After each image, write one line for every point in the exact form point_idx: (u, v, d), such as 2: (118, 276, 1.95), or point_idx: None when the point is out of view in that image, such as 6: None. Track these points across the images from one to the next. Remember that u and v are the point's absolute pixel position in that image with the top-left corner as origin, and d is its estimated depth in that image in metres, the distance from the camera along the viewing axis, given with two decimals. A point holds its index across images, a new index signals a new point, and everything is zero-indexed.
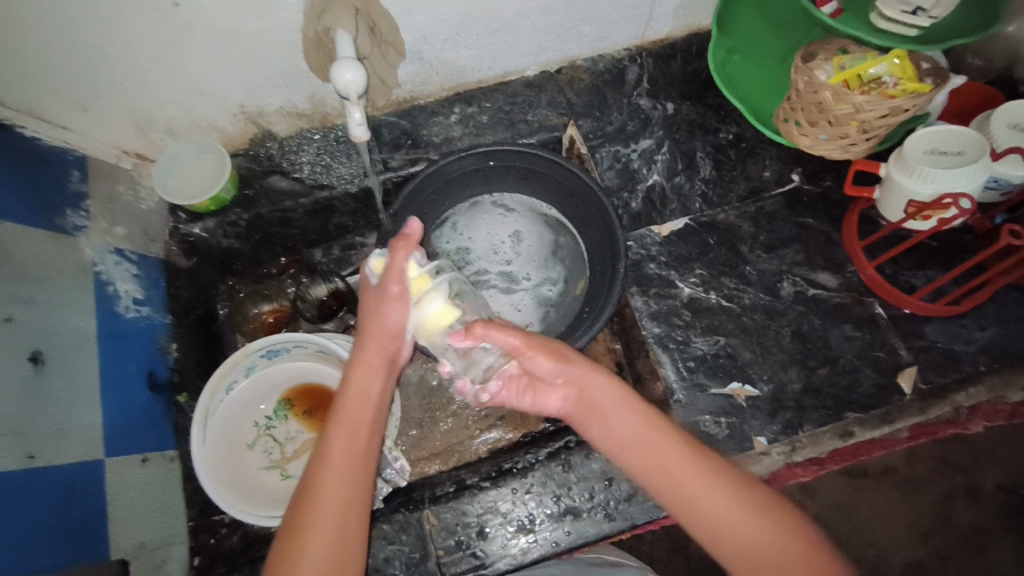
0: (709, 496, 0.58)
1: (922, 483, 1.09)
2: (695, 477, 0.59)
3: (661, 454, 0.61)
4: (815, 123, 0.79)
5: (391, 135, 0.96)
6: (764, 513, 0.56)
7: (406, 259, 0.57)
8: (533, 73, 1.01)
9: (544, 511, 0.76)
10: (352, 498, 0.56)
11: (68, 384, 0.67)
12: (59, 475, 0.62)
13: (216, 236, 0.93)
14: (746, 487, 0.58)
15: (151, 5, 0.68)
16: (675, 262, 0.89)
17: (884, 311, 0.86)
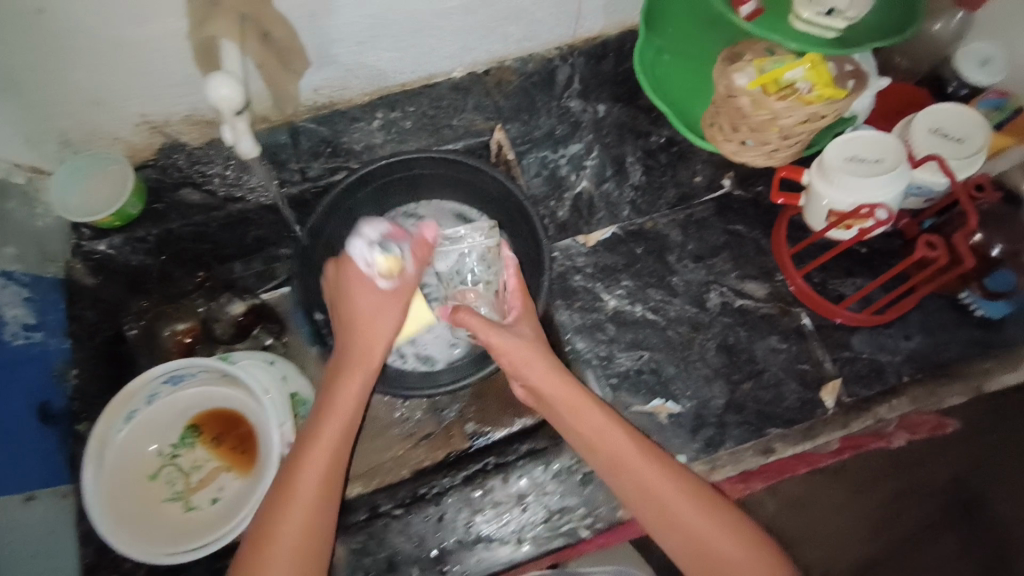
0: (664, 495, 0.64)
1: None
2: (651, 474, 0.65)
3: (624, 457, 0.67)
4: (738, 129, 0.76)
5: (310, 143, 0.92)
6: (712, 510, 0.63)
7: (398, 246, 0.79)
8: (459, 74, 0.95)
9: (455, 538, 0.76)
10: (329, 478, 0.67)
11: None
12: None
13: (125, 252, 0.89)
14: (695, 485, 0.65)
15: (12, 14, 0.63)
16: (600, 274, 0.87)
17: (811, 322, 0.84)
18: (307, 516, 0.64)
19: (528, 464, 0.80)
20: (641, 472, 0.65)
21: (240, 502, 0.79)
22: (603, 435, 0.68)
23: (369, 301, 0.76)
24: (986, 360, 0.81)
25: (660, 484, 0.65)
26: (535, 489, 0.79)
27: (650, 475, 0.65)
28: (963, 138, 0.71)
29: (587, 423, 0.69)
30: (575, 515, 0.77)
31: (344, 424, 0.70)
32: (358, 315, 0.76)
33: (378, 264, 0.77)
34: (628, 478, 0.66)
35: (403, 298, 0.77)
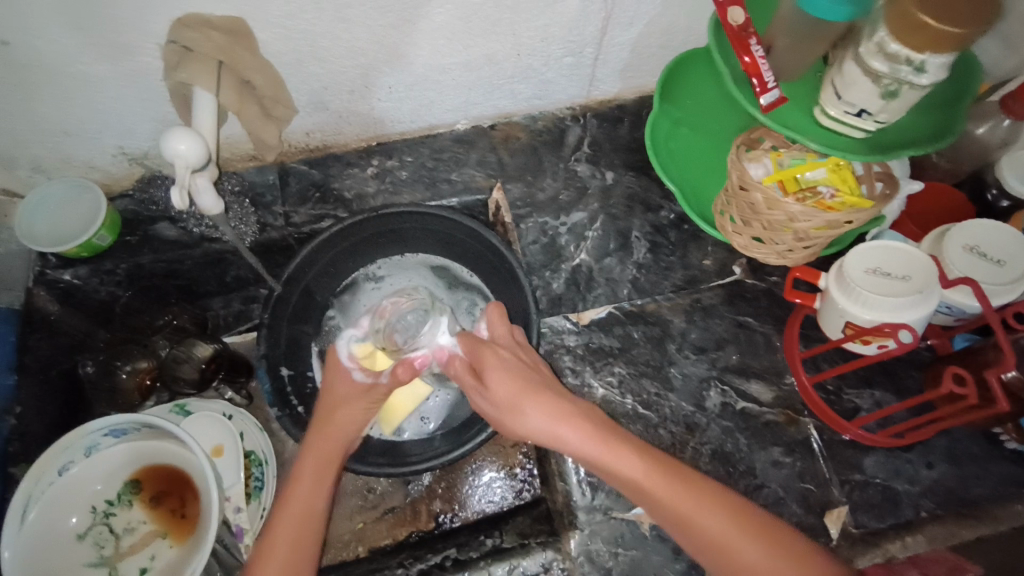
0: (704, 526, 0.54)
1: None
2: (682, 507, 0.55)
3: (650, 489, 0.57)
4: (750, 223, 0.70)
5: (299, 185, 0.88)
6: (763, 542, 0.53)
7: (343, 347, 0.77)
8: (464, 127, 0.93)
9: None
10: (302, 534, 0.62)
11: None
12: None
13: (92, 283, 0.83)
14: (736, 507, 0.55)
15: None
16: (592, 356, 0.80)
17: (819, 435, 0.76)
18: (292, 546, 0.61)
19: (492, 563, 0.70)
20: (671, 507, 0.56)
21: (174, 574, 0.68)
22: (622, 475, 0.58)
23: (342, 387, 0.74)
24: (1018, 501, 0.72)
25: (698, 516, 0.55)
26: None
27: (682, 509, 0.55)
28: (1003, 260, 0.65)
29: (603, 462, 0.59)
30: None
31: (319, 466, 0.66)
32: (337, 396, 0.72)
33: (355, 355, 0.77)
34: (666, 519, 0.56)
35: (369, 397, 0.72)
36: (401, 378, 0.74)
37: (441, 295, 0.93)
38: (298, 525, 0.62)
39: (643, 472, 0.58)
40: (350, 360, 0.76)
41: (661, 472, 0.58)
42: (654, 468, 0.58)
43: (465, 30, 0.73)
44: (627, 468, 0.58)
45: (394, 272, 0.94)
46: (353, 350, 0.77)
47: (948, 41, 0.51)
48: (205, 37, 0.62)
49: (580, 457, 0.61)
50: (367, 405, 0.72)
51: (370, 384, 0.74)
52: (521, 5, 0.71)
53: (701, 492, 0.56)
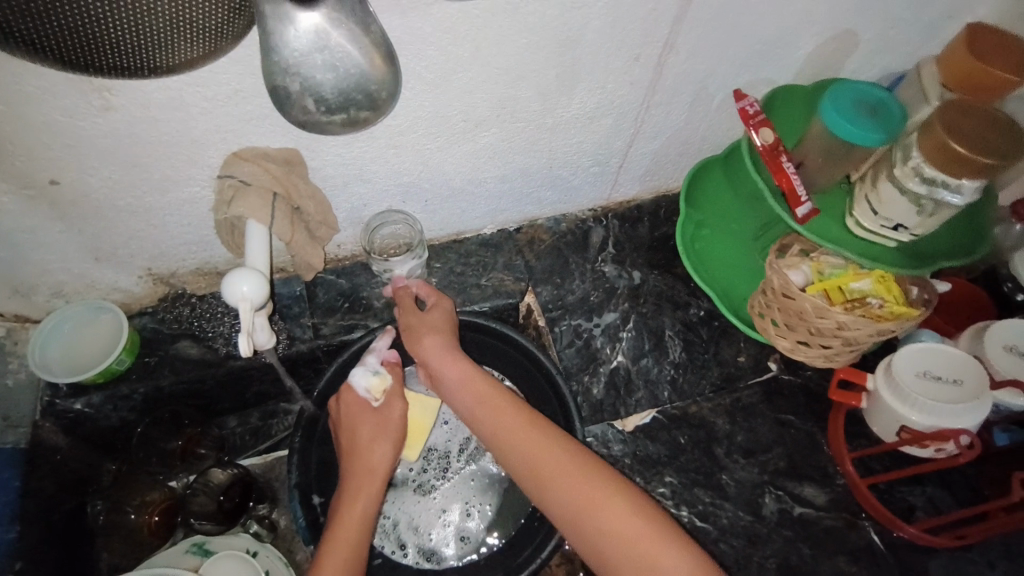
0: (581, 490, 0.63)
1: None
2: (564, 471, 0.64)
3: (523, 440, 0.67)
4: (794, 328, 0.71)
5: (327, 296, 0.87)
6: (641, 516, 0.61)
7: (356, 389, 0.75)
8: (490, 231, 0.95)
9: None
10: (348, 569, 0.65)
11: None
12: None
13: (104, 410, 0.77)
14: (615, 483, 0.63)
15: (23, 181, 0.60)
16: (641, 465, 0.78)
17: (879, 538, 0.74)
18: None
19: None
20: (551, 468, 0.64)
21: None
22: (517, 439, 0.67)
23: (372, 424, 0.73)
24: None
25: (573, 482, 0.63)
26: None
27: (563, 472, 0.64)
28: None
29: (506, 426, 0.69)
30: None
31: (367, 508, 0.69)
32: (362, 437, 0.72)
33: (369, 388, 0.75)
34: (544, 486, 0.64)
35: (400, 432, 0.74)
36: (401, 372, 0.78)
37: None
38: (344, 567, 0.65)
39: (535, 438, 0.67)
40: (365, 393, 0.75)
41: (554, 443, 0.66)
42: (535, 429, 0.67)
43: (506, 150, 0.77)
44: (506, 421, 0.69)
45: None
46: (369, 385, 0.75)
47: (982, 170, 0.57)
48: (263, 170, 0.64)
49: (483, 412, 0.70)
50: (396, 444, 0.73)
51: (388, 416, 0.74)
52: (558, 128, 0.76)
53: (565, 449, 0.66)
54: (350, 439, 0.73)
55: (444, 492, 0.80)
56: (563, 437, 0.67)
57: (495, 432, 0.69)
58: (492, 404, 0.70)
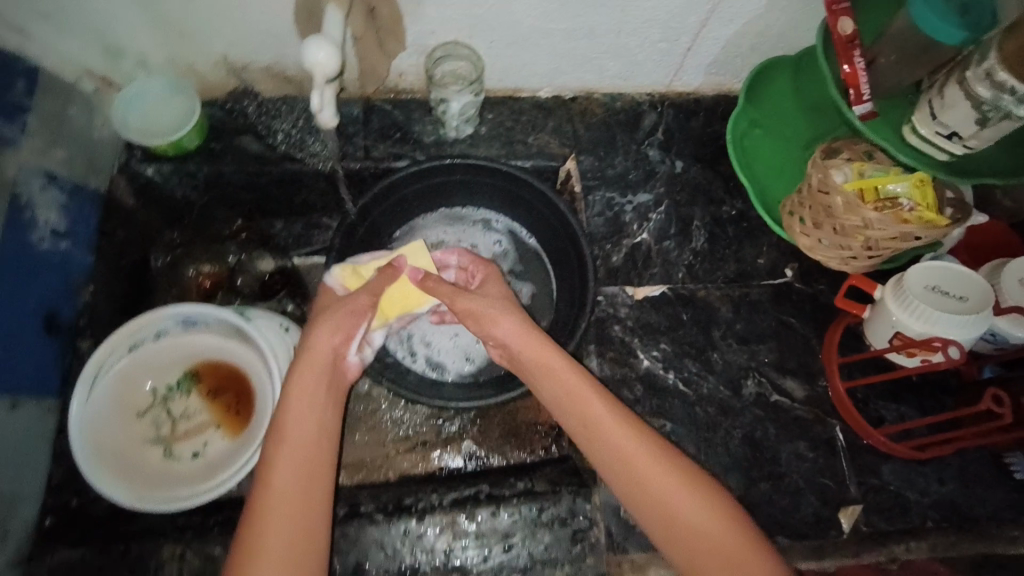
0: (651, 472, 0.62)
1: None
2: (631, 447, 0.63)
3: (586, 412, 0.66)
4: (820, 225, 0.74)
5: (380, 123, 0.90)
6: (713, 512, 0.59)
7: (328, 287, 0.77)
8: (545, 95, 0.96)
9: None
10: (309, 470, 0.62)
11: None
12: None
13: (170, 182, 0.85)
14: (681, 464, 0.63)
15: None
16: (641, 330, 0.84)
17: (842, 437, 0.80)
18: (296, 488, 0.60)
19: (523, 502, 0.73)
20: (619, 443, 0.63)
21: (231, 461, 0.72)
22: (585, 409, 0.66)
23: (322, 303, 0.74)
24: (1015, 527, 0.76)
25: (642, 460, 0.62)
26: (522, 531, 0.72)
27: (634, 451, 0.63)
28: None
29: (569, 390, 0.67)
30: (559, 569, 0.71)
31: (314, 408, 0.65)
32: (316, 317, 0.72)
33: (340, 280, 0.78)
34: (617, 460, 0.63)
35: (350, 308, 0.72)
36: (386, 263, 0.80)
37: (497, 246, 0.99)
38: (297, 468, 0.61)
39: (603, 410, 0.65)
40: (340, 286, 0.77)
41: (620, 420, 0.65)
42: (611, 404, 0.66)
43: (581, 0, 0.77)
44: (559, 389, 0.68)
45: (441, 227, 0.98)
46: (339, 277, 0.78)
47: None
48: None
49: (541, 373, 0.70)
50: (343, 330, 0.71)
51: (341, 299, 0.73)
52: None
53: (637, 430, 0.64)
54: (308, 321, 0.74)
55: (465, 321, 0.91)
56: (625, 413, 0.65)
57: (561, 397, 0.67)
58: (555, 373, 0.68)
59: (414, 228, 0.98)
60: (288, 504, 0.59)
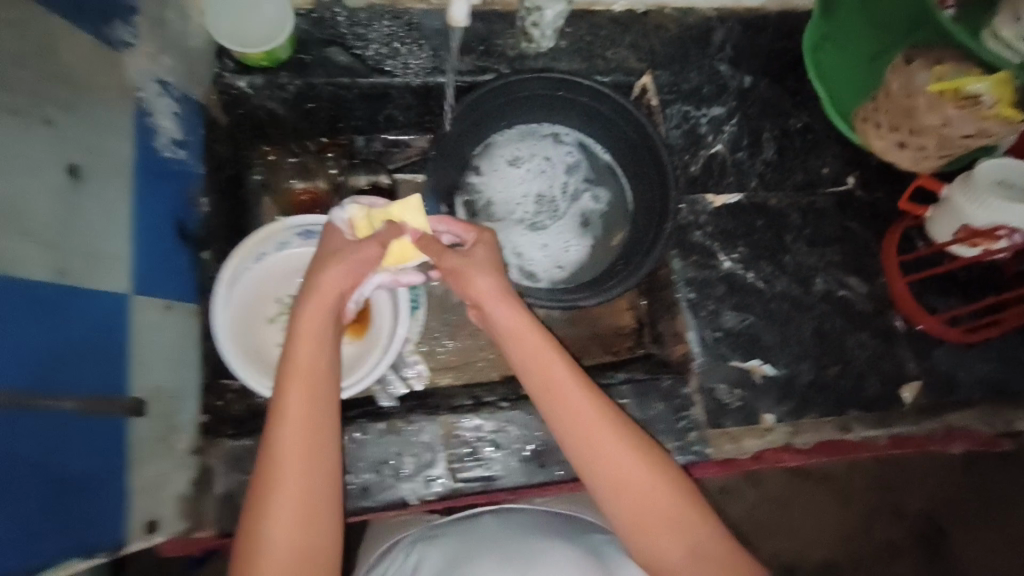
0: (632, 462, 0.62)
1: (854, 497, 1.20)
2: (594, 424, 0.62)
3: (556, 384, 0.64)
4: (897, 128, 0.81)
5: (464, 36, 0.89)
6: (667, 479, 0.62)
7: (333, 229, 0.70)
8: (620, 9, 0.96)
9: (394, 474, 0.77)
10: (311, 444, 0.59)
11: (97, 212, 0.61)
12: (50, 298, 0.55)
13: (261, 96, 0.85)
14: (634, 436, 0.63)
15: None
16: (721, 236, 0.90)
17: (901, 325, 0.89)
18: (299, 471, 0.58)
19: (632, 386, 0.85)
20: (604, 438, 0.62)
21: (361, 360, 0.79)
22: (572, 404, 0.63)
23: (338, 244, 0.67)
24: None
25: (624, 458, 0.61)
26: (634, 411, 0.84)
27: (618, 444, 0.62)
28: None
29: (558, 382, 0.64)
30: (668, 443, 0.83)
31: (305, 381, 0.60)
32: (322, 261, 0.66)
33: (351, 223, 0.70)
34: (596, 457, 0.62)
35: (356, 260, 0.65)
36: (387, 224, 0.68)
37: (571, 162, 1.01)
38: (302, 448, 0.58)
39: (588, 403, 0.63)
40: (347, 228, 0.70)
41: (599, 404, 0.63)
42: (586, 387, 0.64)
43: None
44: (544, 363, 0.64)
45: (512, 142, 1.00)
46: (351, 217, 0.69)
47: None
48: None
49: (514, 349, 0.66)
50: (354, 276, 0.66)
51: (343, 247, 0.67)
52: None
53: (604, 410, 0.63)
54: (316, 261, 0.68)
55: (551, 233, 0.98)
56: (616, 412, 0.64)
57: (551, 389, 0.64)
58: (536, 344, 0.65)
59: (488, 146, 0.99)
60: (295, 504, 0.56)
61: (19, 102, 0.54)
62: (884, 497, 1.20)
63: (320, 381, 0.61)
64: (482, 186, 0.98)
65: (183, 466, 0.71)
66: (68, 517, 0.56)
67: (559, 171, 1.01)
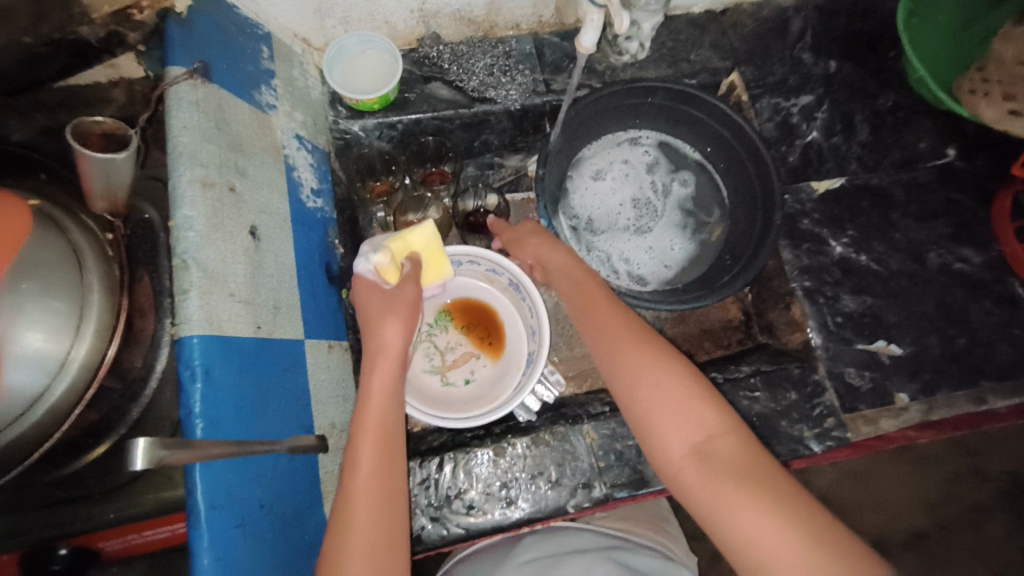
0: (687, 411, 0.61)
1: (936, 461, 1.21)
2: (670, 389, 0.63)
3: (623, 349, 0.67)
4: (1015, 95, 0.78)
5: (554, 55, 0.91)
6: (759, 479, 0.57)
7: (366, 280, 0.69)
8: (698, 11, 0.97)
9: (547, 482, 0.77)
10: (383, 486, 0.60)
11: (268, 263, 0.65)
12: (249, 348, 0.59)
13: (370, 137, 0.91)
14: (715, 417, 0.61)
15: None
16: (829, 221, 0.91)
17: (1023, 290, 0.89)
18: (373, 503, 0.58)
19: (762, 377, 0.85)
20: (654, 392, 0.63)
21: (508, 375, 0.82)
22: (629, 360, 0.65)
23: (376, 299, 0.69)
24: None
25: (674, 415, 0.61)
26: (766, 404, 0.83)
27: (669, 395, 0.62)
28: None
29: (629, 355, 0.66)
30: (806, 432, 0.82)
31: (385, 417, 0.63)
32: (371, 315, 0.68)
33: (377, 271, 0.69)
34: (649, 412, 0.62)
35: (407, 306, 0.69)
36: (415, 264, 0.72)
37: (661, 164, 1.04)
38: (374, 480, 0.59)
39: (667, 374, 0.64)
40: (374, 275, 0.69)
41: (663, 355, 0.65)
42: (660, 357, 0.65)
43: None
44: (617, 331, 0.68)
45: (598, 152, 1.02)
46: (377, 264, 0.68)
47: None
48: None
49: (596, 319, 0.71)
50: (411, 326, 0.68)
51: (391, 293, 0.69)
52: None
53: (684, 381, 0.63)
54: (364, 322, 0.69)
55: (656, 234, 1.02)
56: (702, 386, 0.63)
57: (610, 345, 0.68)
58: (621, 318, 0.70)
59: (578, 160, 1.01)
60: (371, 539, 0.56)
61: (210, 173, 0.59)
62: (961, 456, 1.21)
63: (392, 430, 0.63)
64: (580, 199, 1.01)
65: None
66: (289, 556, 0.58)
67: (643, 171, 1.03)
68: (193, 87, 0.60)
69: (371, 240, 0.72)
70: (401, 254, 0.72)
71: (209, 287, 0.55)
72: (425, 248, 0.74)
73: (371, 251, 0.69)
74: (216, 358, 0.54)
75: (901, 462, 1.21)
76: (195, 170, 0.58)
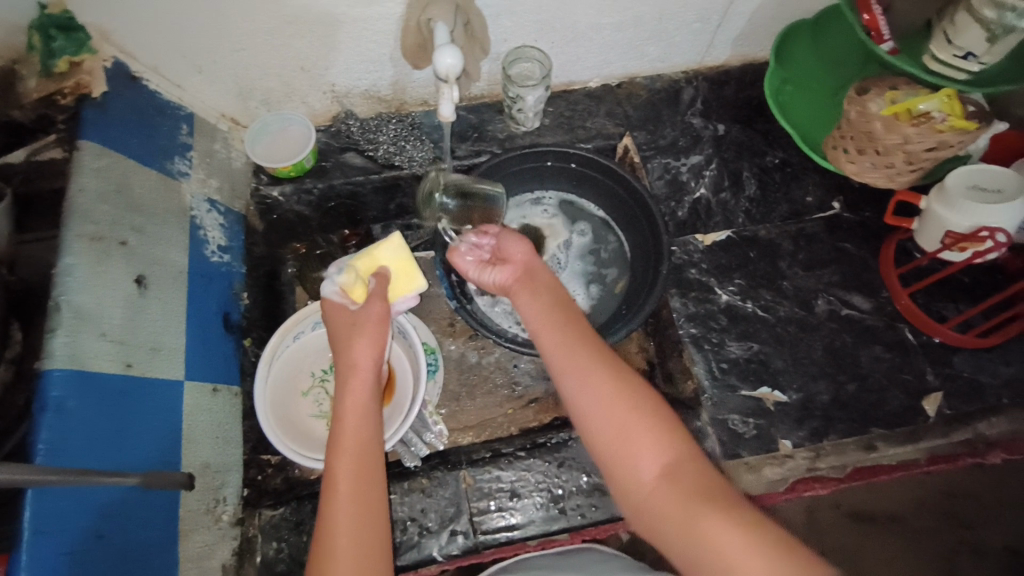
0: (652, 434, 0.61)
1: (929, 536, 1.02)
2: (635, 411, 0.62)
3: (582, 363, 0.66)
4: (864, 151, 0.85)
5: (460, 127, 1.03)
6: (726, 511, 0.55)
7: (333, 300, 0.73)
8: (595, 85, 1.08)
9: (419, 528, 0.79)
10: (368, 501, 0.62)
11: (152, 309, 0.72)
12: (116, 383, 0.64)
13: (291, 201, 0.98)
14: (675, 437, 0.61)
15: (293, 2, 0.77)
16: (715, 270, 0.95)
17: (914, 337, 0.90)
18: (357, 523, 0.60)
19: None
20: (619, 414, 0.62)
21: (388, 423, 0.84)
22: (591, 379, 0.64)
23: (346, 322, 0.72)
24: None
25: (643, 436, 0.61)
26: None
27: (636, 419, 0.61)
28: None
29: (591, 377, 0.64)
30: None
31: (363, 443, 0.65)
32: (342, 333, 0.72)
33: (341, 291, 0.73)
34: (613, 437, 0.61)
35: (376, 323, 0.71)
36: (383, 278, 0.75)
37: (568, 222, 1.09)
38: (357, 503, 0.62)
39: (628, 400, 0.62)
40: (340, 296, 0.74)
41: (622, 378, 0.64)
42: (616, 377, 0.64)
43: None
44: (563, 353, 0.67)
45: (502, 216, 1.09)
46: (341, 284, 0.73)
47: None
48: None
49: (547, 335, 0.70)
50: (379, 342, 0.71)
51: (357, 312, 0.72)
52: None
53: (641, 399, 0.63)
54: (336, 342, 0.73)
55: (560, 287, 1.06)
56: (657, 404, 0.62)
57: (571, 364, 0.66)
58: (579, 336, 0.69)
59: None
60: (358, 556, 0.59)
61: (100, 230, 0.68)
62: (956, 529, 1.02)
63: (369, 450, 0.65)
64: None
65: (226, 536, 0.75)
66: None
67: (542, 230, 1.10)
68: (95, 157, 0.71)
69: (338, 262, 0.77)
70: (367, 270, 0.77)
71: (79, 327, 0.62)
72: (393, 260, 0.77)
73: (337, 273, 0.74)
74: (74, 392, 0.60)
75: (892, 538, 1.02)
76: (85, 228, 0.67)
